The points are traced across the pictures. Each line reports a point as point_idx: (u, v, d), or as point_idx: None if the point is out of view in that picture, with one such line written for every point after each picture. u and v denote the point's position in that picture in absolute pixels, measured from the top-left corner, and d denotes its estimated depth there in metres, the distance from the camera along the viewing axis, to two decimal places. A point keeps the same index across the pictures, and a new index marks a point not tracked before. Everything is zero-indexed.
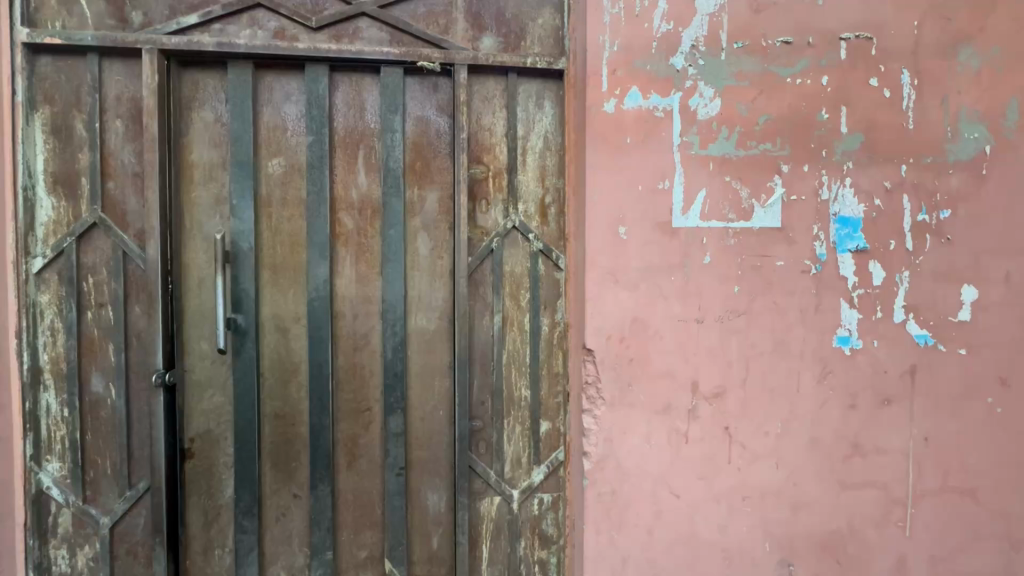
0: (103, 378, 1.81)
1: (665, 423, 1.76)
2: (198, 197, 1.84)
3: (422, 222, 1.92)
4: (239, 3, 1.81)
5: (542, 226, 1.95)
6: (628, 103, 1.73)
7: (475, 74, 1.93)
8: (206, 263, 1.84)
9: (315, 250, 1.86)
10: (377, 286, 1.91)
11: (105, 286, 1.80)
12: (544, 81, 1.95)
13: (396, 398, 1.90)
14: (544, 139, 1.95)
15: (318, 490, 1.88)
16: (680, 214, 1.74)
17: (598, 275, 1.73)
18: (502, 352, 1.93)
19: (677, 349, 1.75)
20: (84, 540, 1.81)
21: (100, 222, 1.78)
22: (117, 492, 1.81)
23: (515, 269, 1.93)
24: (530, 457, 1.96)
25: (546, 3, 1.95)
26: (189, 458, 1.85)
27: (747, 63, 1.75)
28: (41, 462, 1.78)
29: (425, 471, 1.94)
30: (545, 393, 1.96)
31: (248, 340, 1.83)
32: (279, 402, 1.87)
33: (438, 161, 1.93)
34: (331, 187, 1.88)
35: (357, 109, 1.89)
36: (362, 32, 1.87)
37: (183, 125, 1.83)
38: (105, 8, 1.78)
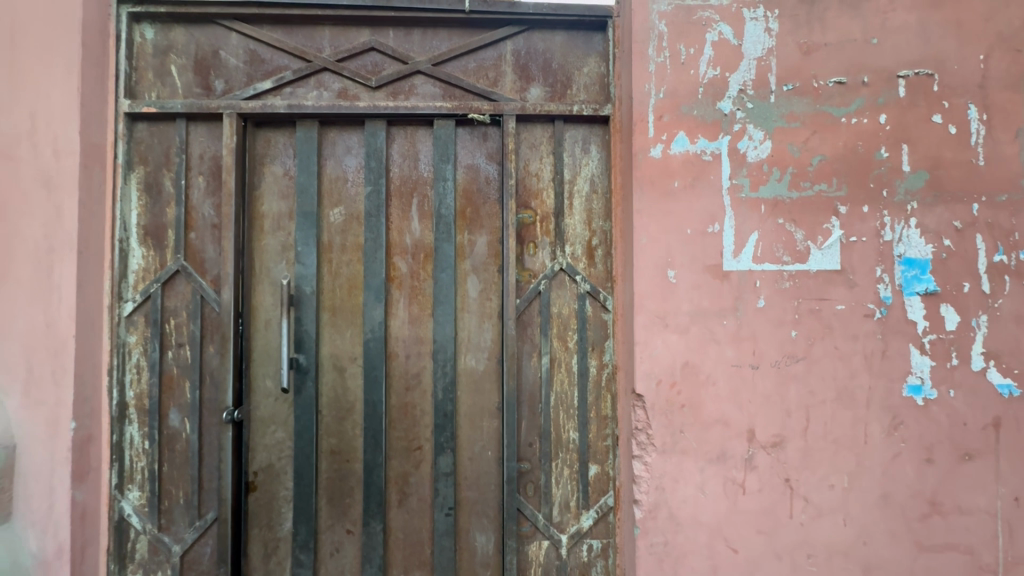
0: (180, 413, 1.95)
1: (720, 472, 1.70)
2: (267, 244, 1.98)
3: (472, 264, 1.99)
4: (308, 68, 1.98)
5: (588, 268, 1.97)
6: (675, 148, 1.74)
7: (522, 123, 2.00)
8: (272, 306, 1.97)
9: (371, 293, 1.95)
10: (429, 327, 1.98)
11: (184, 327, 1.96)
12: (590, 127, 2.00)
13: (446, 437, 1.94)
14: (591, 182, 1.99)
15: (370, 527, 1.93)
16: (732, 258, 1.72)
17: (647, 318, 1.71)
18: (551, 393, 1.94)
19: (731, 395, 1.70)
20: (157, 566, 1.93)
21: (183, 269, 1.96)
22: (188, 521, 1.93)
23: (563, 310, 1.96)
24: (579, 501, 1.93)
25: (591, 52, 2.02)
26: (252, 490, 1.95)
27: (798, 104, 1.73)
28: (123, 490, 1.93)
29: (474, 512, 1.95)
30: (594, 435, 1.94)
31: (309, 379, 1.93)
32: (335, 439, 1.95)
33: (488, 206, 2.00)
34: (387, 233, 1.98)
35: (411, 160, 2.00)
36: (417, 89, 2.00)
37: (256, 179, 1.99)
38: (193, 78, 2.00)
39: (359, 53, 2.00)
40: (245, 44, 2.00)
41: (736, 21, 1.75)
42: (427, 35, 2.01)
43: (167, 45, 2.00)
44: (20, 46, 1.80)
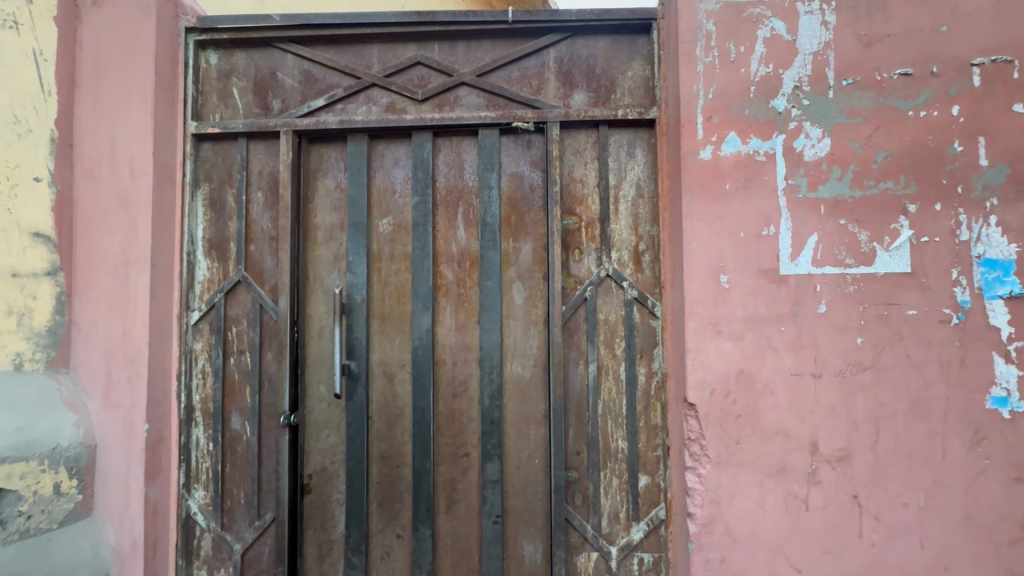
0: (241, 417, 2.05)
1: (780, 487, 1.61)
2: (320, 254, 2.06)
3: (517, 271, 1.99)
4: (358, 84, 2.05)
5: (636, 273, 1.93)
6: (726, 149, 1.69)
7: (566, 129, 2.00)
8: (325, 314, 2.05)
9: (419, 301, 1.99)
10: (475, 334, 1.99)
11: (245, 334, 2.06)
12: (635, 131, 1.97)
13: (494, 444, 1.94)
14: (637, 187, 1.96)
15: (419, 532, 1.95)
16: (789, 261, 1.65)
17: (699, 325, 1.66)
18: (598, 402, 1.91)
19: (791, 406, 1.62)
20: (220, 563, 2.02)
21: (243, 279, 2.06)
22: (248, 521, 2.01)
23: (609, 317, 1.93)
24: (629, 512, 1.89)
25: (636, 55, 2.00)
26: (307, 492, 2.01)
27: (859, 99, 1.64)
28: (190, 489, 2.04)
29: (521, 521, 1.94)
30: (643, 445, 1.90)
31: (360, 385, 1.99)
32: (385, 444, 1.99)
33: (532, 213, 2.00)
34: (433, 242, 2.02)
35: (456, 170, 2.04)
36: (462, 100, 2.03)
37: (310, 192, 2.08)
38: (252, 99, 2.11)
39: (406, 68, 2.06)
40: (300, 65, 2.10)
41: (790, 16, 1.69)
42: (472, 47, 2.05)
43: (229, 69, 2.13)
44: (102, 78, 1.97)
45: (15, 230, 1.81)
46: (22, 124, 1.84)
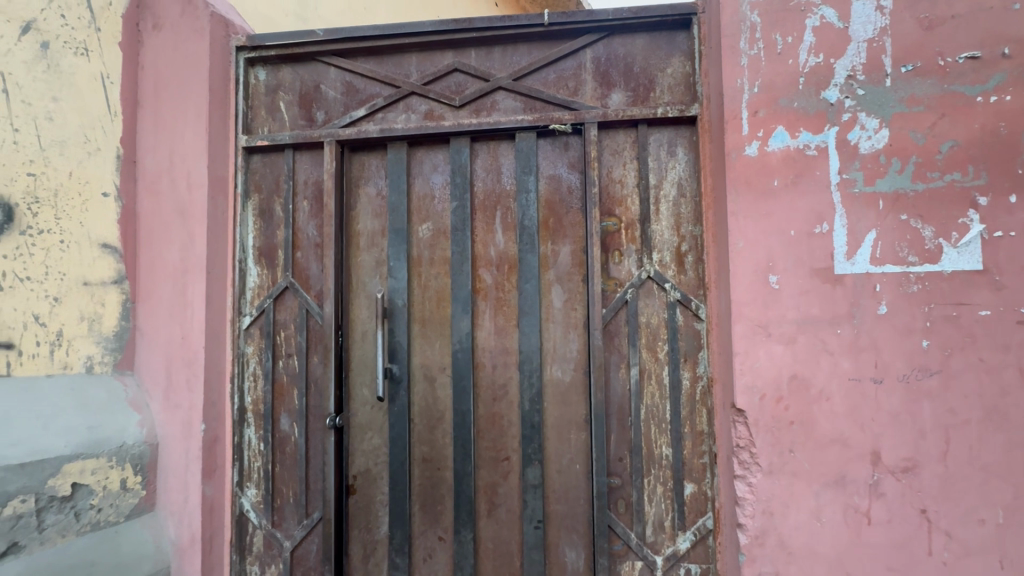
0: (290, 418, 2.12)
1: (839, 498, 1.53)
2: (362, 260, 2.11)
3: (556, 274, 1.97)
4: (397, 93, 2.10)
5: (678, 275, 1.88)
6: (774, 144, 1.62)
7: (604, 129, 1.97)
8: (368, 318, 2.09)
9: (459, 305, 2.01)
10: (514, 338, 1.99)
11: (292, 338, 2.13)
12: (676, 129, 1.93)
13: (534, 448, 1.93)
14: (678, 186, 1.91)
15: (461, 535, 1.96)
16: (844, 260, 1.56)
17: (747, 328, 1.60)
18: (640, 407, 1.87)
19: (850, 413, 1.54)
20: (271, 559, 2.09)
21: (291, 285, 2.14)
22: (297, 519, 2.08)
23: (651, 320, 1.89)
24: (674, 521, 1.83)
25: (675, 52, 1.95)
26: (352, 493, 2.06)
27: (921, 86, 1.54)
28: (242, 487, 2.12)
29: (563, 526, 1.92)
30: (689, 452, 1.84)
31: (401, 388, 2.02)
32: (427, 446, 2.01)
33: (571, 215, 1.98)
34: (472, 246, 2.03)
35: (494, 174, 2.04)
36: (499, 104, 2.04)
37: (352, 200, 2.13)
38: (298, 111, 2.19)
39: (443, 75, 2.09)
40: (342, 77, 2.16)
41: (841, 3, 1.61)
42: (508, 51, 2.06)
43: (276, 84, 2.22)
44: (162, 98, 2.10)
45: (87, 242, 1.94)
46: (92, 143, 1.97)
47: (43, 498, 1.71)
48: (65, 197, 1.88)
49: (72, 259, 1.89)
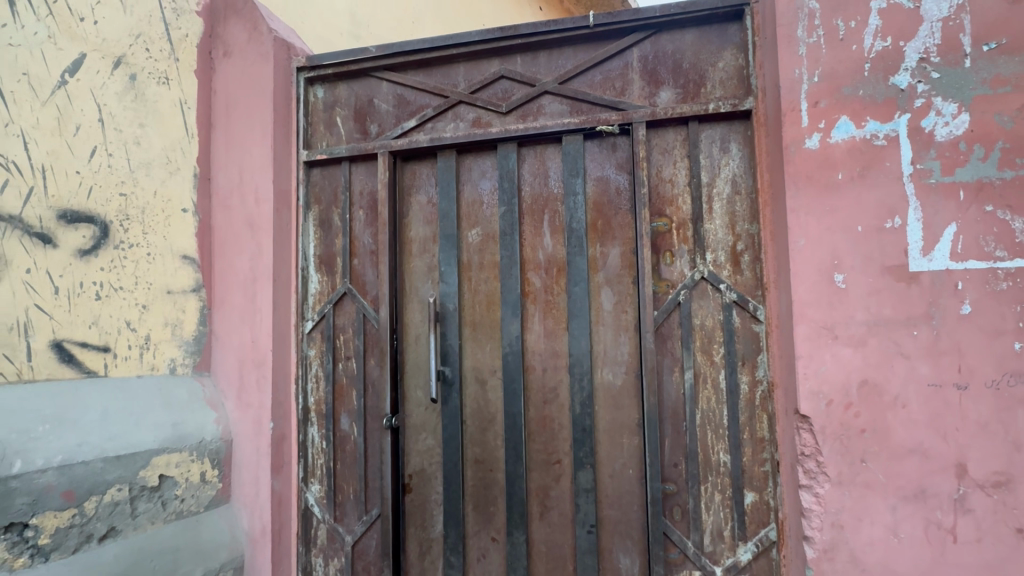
0: (349, 418, 2.21)
1: (919, 513, 1.42)
2: (415, 266, 2.18)
3: (605, 277, 1.96)
4: (446, 103, 2.15)
5: (734, 275, 1.82)
6: (837, 136, 1.54)
7: (653, 128, 1.94)
8: (421, 322, 2.16)
9: (508, 308, 2.03)
10: (564, 340, 1.99)
11: (351, 341, 2.23)
12: (729, 124, 1.86)
13: (586, 452, 1.92)
14: (732, 183, 1.85)
15: (514, 536, 1.97)
16: (920, 256, 1.46)
17: (811, 330, 1.52)
18: (695, 411, 1.82)
19: (930, 421, 1.42)
20: (334, 553, 2.19)
21: (349, 291, 2.24)
22: (357, 515, 2.17)
23: (706, 322, 1.83)
24: (734, 531, 1.76)
25: (727, 45, 1.89)
26: (408, 491, 2.12)
27: (1006, 65, 1.42)
28: (307, 483, 2.24)
29: (617, 532, 1.89)
30: (748, 459, 1.76)
31: (454, 390, 2.06)
32: (479, 448, 2.05)
33: (619, 217, 1.96)
34: (521, 250, 2.05)
35: (541, 177, 2.05)
36: (545, 108, 2.05)
37: (405, 208, 2.21)
38: (353, 125, 2.30)
39: (490, 82, 2.12)
40: (394, 90, 2.25)
41: None
42: (553, 55, 2.07)
43: (333, 100, 2.33)
44: (232, 119, 2.27)
45: (169, 254, 2.13)
46: (172, 163, 2.16)
47: (135, 487, 1.87)
48: (151, 214, 2.07)
49: (157, 270, 2.08)
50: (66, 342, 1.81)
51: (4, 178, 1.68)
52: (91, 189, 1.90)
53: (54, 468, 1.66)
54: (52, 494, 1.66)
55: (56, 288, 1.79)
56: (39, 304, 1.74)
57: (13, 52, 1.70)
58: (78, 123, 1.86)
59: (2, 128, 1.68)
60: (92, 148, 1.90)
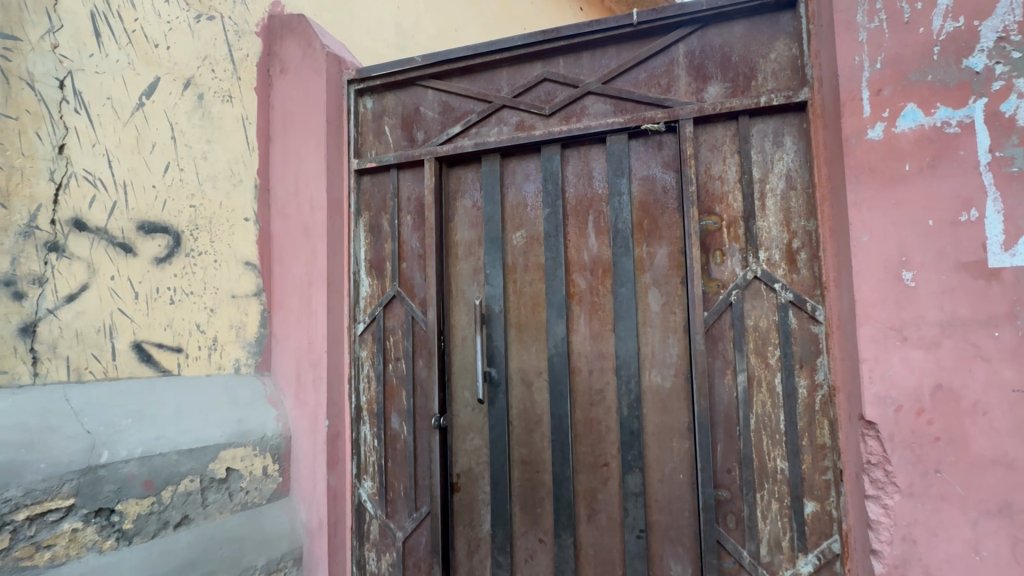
0: (399, 417, 2.28)
1: (1004, 530, 1.31)
2: (461, 269, 2.22)
3: (652, 277, 1.92)
4: (490, 108, 2.19)
5: (790, 274, 1.74)
6: (902, 125, 1.46)
7: (701, 125, 1.89)
8: (468, 324, 2.19)
9: (554, 310, 2.03)
10: (611, 342, 1.97)
11: (400, 343, 2.30)
12: (782, 117, 1.79)
13: (634, 455, 1.89)
14: (787, 179, 1.77)
15: (562, 539, 1.97)
16: (1001, 251, 1.35)
17: (877, 331, 1.44)
18: (749, 416, 1.76)
19: (1014, 430, 1.32)
20: (386, 548, 2.26)
21: (398, 294, 2.30)
22: (407, 512, 2.23)
23: (760, 323, 1.76)
24: (793, 542, 1.69)
25: (779, 35, 1.82)
26: (457, 490, 2.16)
27: None
28: (360, 480, 2.32)
29: (667, 538, 1.85)
30: (808, 467, 1.68)
31: (500, 391, 2.09)
32: (525, 449, 2.06)
33: (666, 216, 1.92)
34: (565, 251, 2.05)
35: (586, 178, 2.04)
36: (589, 109, 2.04)
37: (450, 212, 2.26)
38: (401, 133, 2.37)
39: (533, 85, 2.14)
40: (439, 97, 2.31)
41: None
42: (596, 56, 2.06)
43: (381, 110, 2.42)
44: (289, 132, 2.40)
45: (233, 260, 2.27)
46: (236, 176, 2.31)
47: (206, 478, 2.01)
48: (218, 223, 2.21)
49: (223, 276, 2.22)
50: (145, 343, 1.97)
51: (92, 193, 1.85)
52: (165, 201, 2.05)
53: (136, 459, 1.81)
54: (134, 482, 1.80)
55: (136, 293, 1.95)
56: (122, 307, 1.91)
57: (99, 79, 1.87)
58: (153, 141, 2.02)
59: (90, 148, 1.84)
60: (166, 164, 2.06)
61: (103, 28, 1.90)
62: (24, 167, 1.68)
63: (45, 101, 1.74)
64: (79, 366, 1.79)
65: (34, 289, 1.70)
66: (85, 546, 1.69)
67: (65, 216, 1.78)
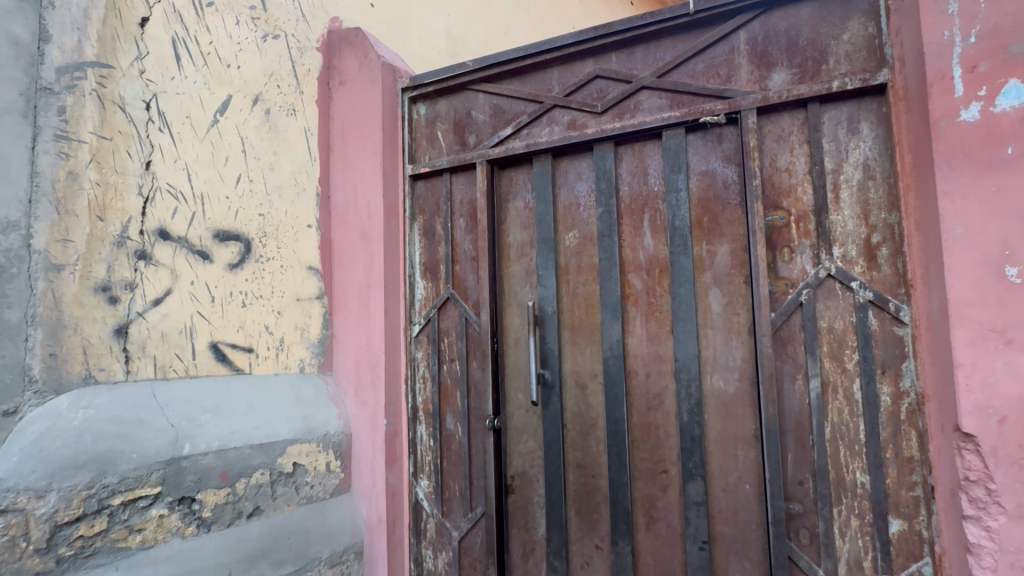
0: (454, 418, 2.31)
1: None
2: (513, 270, 2.22)
3: (713, 277, 1.84)
4: (541, 108, 2.17)
5: (869, 272, 1.61)
6: (1002, 104, 1.32)
7: (765, 115, 1.78)
8: (521, 325, 2.19)
9: (609, 311, 1.99)
10: (669, 345, 1.90)
11: (454, 344, 2.33)
12: (858, 102, 1.66)
13: (696, 463, 1.81)
14: (864, 168, 1.64)
15: (619, 546, 1.92)
16: None
17: (975, 333, 1.30)
18: (824, 424, 1.63)
19: None
20: (442, 546, 2.29)
21: (452, 296, 2.34)
22: (463, 512, 2.25)
23: (835, 325, 1.64)
24: (876, 563, 1.55)
25: (854, 13, 1.68)
26: (511, 492, 2.16)
27: None
28: (417, 478, 2.37)
29: (732, 551, 1.76)
30: (893, 482, 1.55)
31: (554, 394, 2.07)
32: (580, 453, 2.02)
33: (728, 212, 1.83)
34: (620, 251, 2.00)
35: (641, 176, 1.99)
36: (643, 104, 1.98)
37: (503, 214, 2.26)
38: (453, 138, 2.41)
39: (585, 83, 2.10)
40: (490, 100, 2.32)
41: None
42: (650, 49, 1.99)
43: (434, 116, 2.47)
44: (347, 141, 2.50)
45: (298, 265, 2.39)
46: (300, 185, 2.42)
47: (275, 472, 2.12)
48: (283, 230, 2.34)
49: (289, 280, 2.34)
50: (221, 343, 2.10)
51: (174, 205, 2.00)
52: (237, 211, 2.19)
53: (213, 451, 1.94)
54: (212, 474, 1.93)
55: (212, 296, 2.09)
56: (201, 310, 2.05)
57: (179, 100, 2.03)
58: (226, 155, 2.16)
59: (172, 163, 2.00)
60: (237, 175, 2.20)
61: (182, 52, 2.05)
62: (117, 182, 1.84)
63: (134, 122, 1.90)
64: (164, 364, 1.94)
65: (126, 294, 1.86)
66: (170, 531, 1.83)
67: (151, 226, 1.93)
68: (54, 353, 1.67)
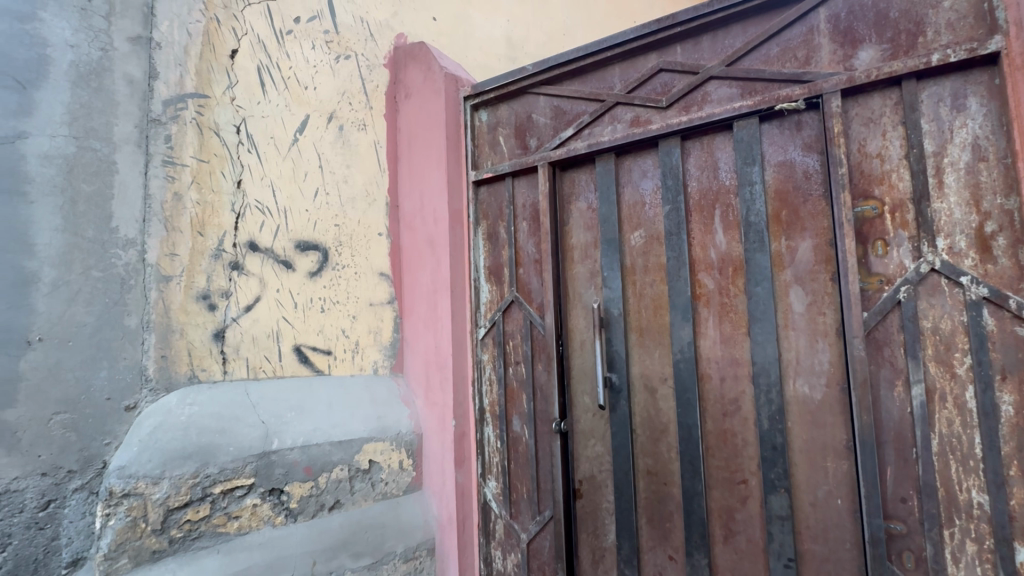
0: (520, 420, 2.32)
1: None
2: (577, 272, 2.20)
3: (794, 274, 1.71)
4: (603, 107, 2.14)
5: (983, 265, 1.43)
6: None
7: (851, 97, 1.64)
8: (586, 327, 2.16)
9: (678, 313, 1.91)
10: (746, 347, 1.79)
11: (519, 347, 2.34)
12: (964, 76, 1.48)
13: (779, 474, 1.69)
14: (973, 149, 1.46)
15: (694, 558, 1.83)
16: None
17: None
18: (930, 436, 1.47)
19: None
20: (511, 548, 2.31)
21: (516, 299, 2.35)
22: (531, 514, 2.24)
23: (941, 325, 1.47)
24: None
25: None
26: (579, 496, 2.14)
27: None
28: (485, 479, 2.41)
29: (822, 571, 1.62)
30: (1018, 504, 1.36)
31: (622, 397, 2.02)
32: (651, 459, 1.96)
33: (810, 205, 1.70)
34: (690, 250, 1.92)
35: (710, 170, 1.89)
36: (711, 95, 1.89)
37: (566, 216, 2.25)
38: (514, 142, 2.42)
39: (648, 78, 2.04)
40: (550, 102, 2.31)
41: None
42: (718, 37, 1.90)
43: (495, 122, 2.50)
44: (414, 151, 2.59)
45: (370, 272, 2.51)
46: (371, 196, 2.55)
47: (353, 468, 2.23)
48: (357, 239, 2.47)
49: (363, 286, 2.47)
50: (303, 346, 2.26)
51: (262, 219, 2.17)
52: (316, 222, 2.34)
53: (298, 447, 2.08)
54: (297, 468, 2.07)
55: (295, 303, 2.25)
56: (286, 316, 2.21)
57: (264, 122, 2.21)
58: (306, 171, 2.32)
59: (259, 181, 2.18)
60: (316, 189, 2.35)
61: (266, 78, 2.23)
62: (214, 201, 2.04)
63: (227, 145, 2.09)
64: (255, 365, 2.11)
65: (223, 302, 2.04)
66: (262, 520, 1.98)
67: (243, 239, 2.12)
68: (165, 355, 1.88)
